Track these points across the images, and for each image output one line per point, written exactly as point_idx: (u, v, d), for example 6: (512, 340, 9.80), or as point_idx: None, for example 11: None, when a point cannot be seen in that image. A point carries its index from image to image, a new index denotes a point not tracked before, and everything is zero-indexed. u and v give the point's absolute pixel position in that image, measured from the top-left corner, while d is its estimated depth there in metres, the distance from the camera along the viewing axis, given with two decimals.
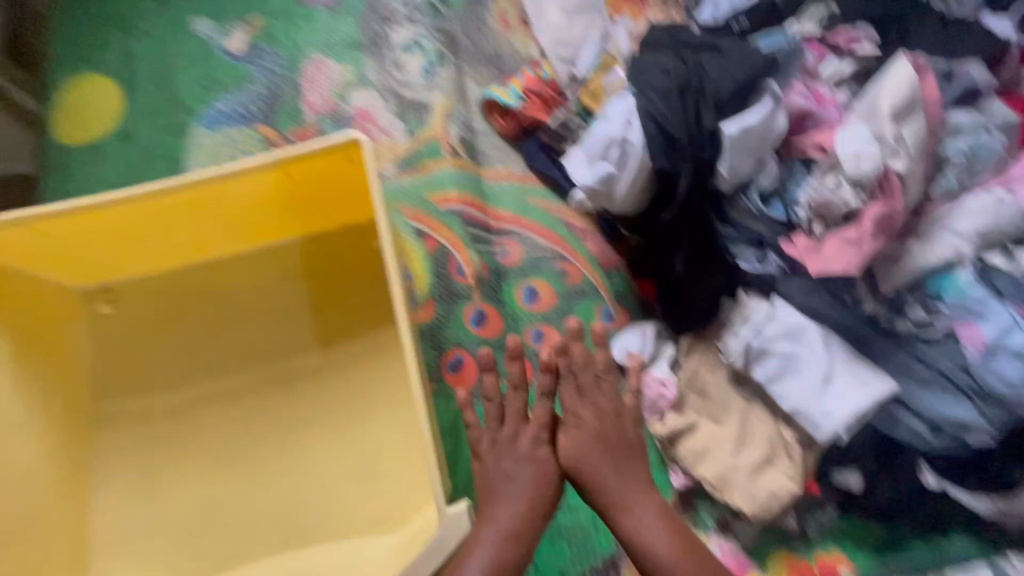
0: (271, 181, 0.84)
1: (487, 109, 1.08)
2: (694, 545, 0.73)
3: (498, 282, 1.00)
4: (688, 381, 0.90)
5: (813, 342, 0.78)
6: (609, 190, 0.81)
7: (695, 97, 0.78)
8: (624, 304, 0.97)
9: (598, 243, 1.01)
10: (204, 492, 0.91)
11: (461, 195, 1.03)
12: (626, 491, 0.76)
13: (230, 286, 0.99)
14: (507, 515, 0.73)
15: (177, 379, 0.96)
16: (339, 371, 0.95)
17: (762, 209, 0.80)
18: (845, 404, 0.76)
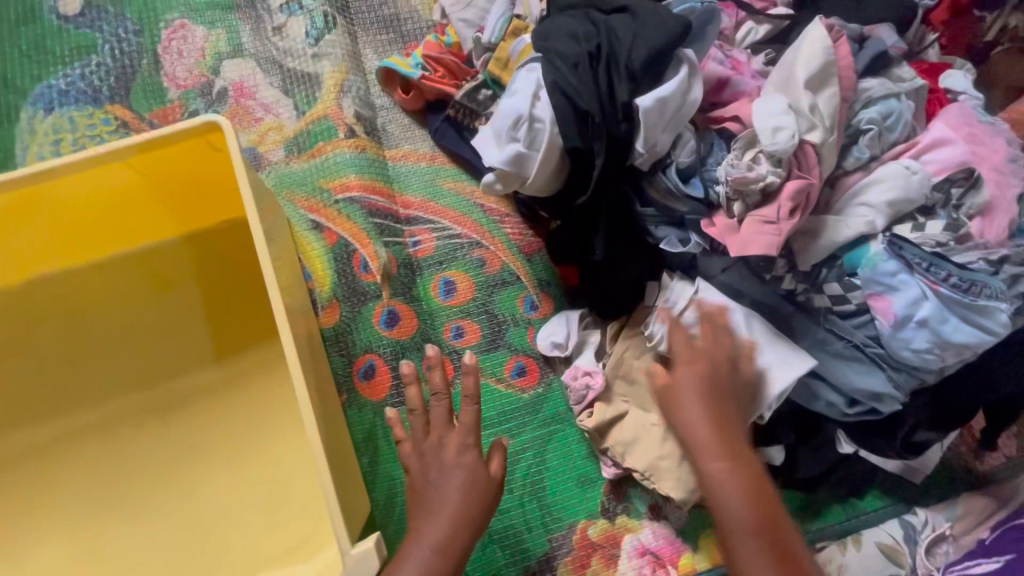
0: (116, 175, 0.70)
1: (386, 79, 0.96)
2: (776, 518, 0.60)
3: (411, 276, 0.91)
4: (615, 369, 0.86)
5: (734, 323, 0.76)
6: (520, 172, 0.73)
7: (607, 67, 0.70)
8: (548, 292, 0.93)
9: (516, 227, 0.95)
10: (77, 542, 0.78)
11: (362, 180, 0.92)
12: (715, 441, 0.65)
13: (90, 300, 0.84)
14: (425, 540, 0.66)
15: (32, 415, 0.81)
16: (234, 389, 0.84)
17: (682, 188, 0.74)
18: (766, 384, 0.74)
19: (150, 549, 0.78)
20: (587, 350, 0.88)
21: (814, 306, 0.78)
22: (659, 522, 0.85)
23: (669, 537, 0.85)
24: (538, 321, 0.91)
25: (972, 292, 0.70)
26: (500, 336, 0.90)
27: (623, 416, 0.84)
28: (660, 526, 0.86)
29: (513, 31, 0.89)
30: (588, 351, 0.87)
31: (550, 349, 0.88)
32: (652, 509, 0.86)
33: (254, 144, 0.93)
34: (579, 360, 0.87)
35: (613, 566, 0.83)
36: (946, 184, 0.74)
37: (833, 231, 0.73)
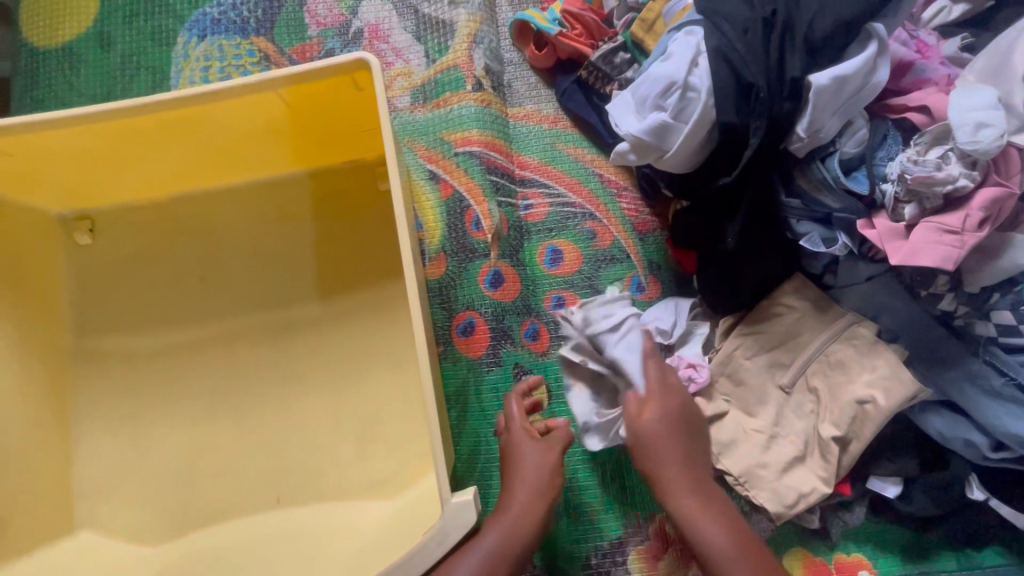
0: (267, 105, 0.72)
1: (520, 34, 0.93)
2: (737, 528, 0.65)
3: (519, 239, 0.89)
4: (723, 367, 0.81)
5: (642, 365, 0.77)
6: (660, 145, 0.68)
7: (781, 36, 0.63)
8: (657, 275, 0.89)
9: (633, 202, 0.90)
10: (192, 441, 0.85)
11: (483, 135, 0.90)
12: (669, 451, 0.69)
13: (223, 222, 0.90)
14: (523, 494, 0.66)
15: (164, 320, 0.88)
16: (339, 325, 0.88)
17: (841, 181, 0.67)
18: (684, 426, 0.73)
19: (254, 461, 0.84)
20: (693, 341, 0.83)
21: (973, 333, 0.71)
22: None
23: None
24: (642, 304, 0.88)
25: None
26: None
27: (723, 415, 0.80)
28: None
29: None
30: (694, 343, 0.82)
31: (651, 332, 0.82)
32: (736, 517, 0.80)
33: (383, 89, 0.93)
34: (683, 351, 0.82)
35: (687, 564, 0.80)
36: None
37: (1018, 251, 0.64)
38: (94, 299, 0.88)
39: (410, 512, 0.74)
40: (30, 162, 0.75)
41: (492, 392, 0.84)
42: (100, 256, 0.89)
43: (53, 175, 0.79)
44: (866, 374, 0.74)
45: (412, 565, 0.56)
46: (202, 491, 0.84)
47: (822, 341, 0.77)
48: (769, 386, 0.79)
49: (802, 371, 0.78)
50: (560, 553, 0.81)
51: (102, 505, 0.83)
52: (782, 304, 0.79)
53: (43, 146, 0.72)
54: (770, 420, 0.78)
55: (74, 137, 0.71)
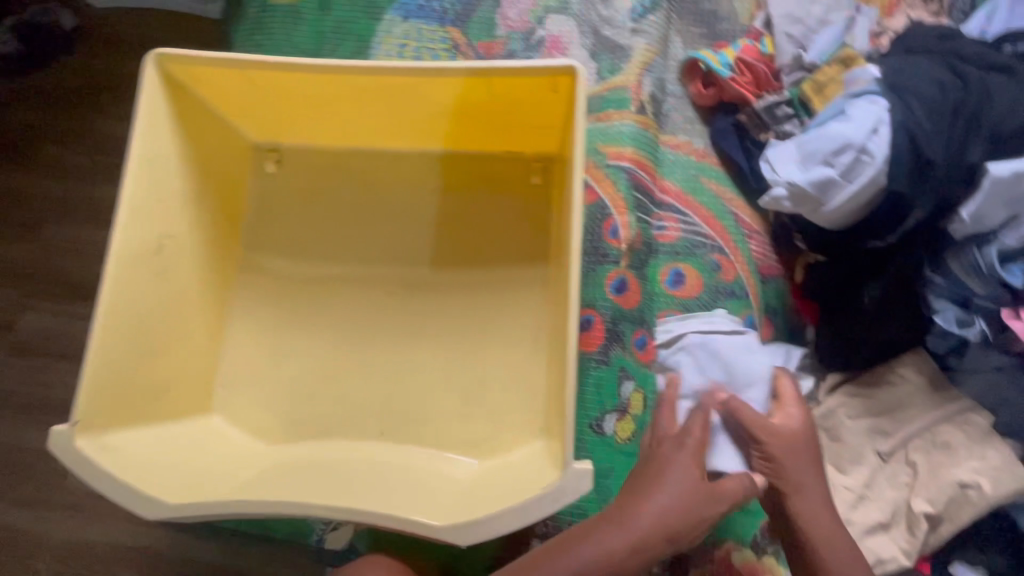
0: (471, 88, 0.82)
1: (689, 71, 1.00)
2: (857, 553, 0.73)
3: (648, 255, 0.95)
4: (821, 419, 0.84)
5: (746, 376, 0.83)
6: (820, 198, 0.73)
7: (967, 123, 0.68)
8: (772, 319, 0.92)
9: (762, 246, 0.95)
10: (320, 363, 0.96)
11: (636, 154, 0.97)
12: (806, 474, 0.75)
13: (388, 181, 1.01)
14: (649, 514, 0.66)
15: (319, 252, 0.99)
16: (467, 293, 0.96)
17: (997, 270, 0.72)
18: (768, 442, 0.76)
19: (369, 394, 0.94)
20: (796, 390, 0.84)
21: None
22: None
23: None
24: None
25: None
26: None
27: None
28: None
29: (841, 58, 0.88)
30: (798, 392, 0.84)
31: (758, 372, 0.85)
32: None
33: None
34: None
35: None
36: None
37: None
38: (266, 220, 1.00)
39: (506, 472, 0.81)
40: (262, 95, 0.87)
41: (594, 388, 0.89)
42: (280, 186, 1.01)
43: (270, 109, 0.92)
44: (973, 461, 0.76)
45: (528, 511, 0.63)
46: (319, 408, 0.94)
47: (929, 417, 0.79)
48: (866, 449, 0.81)
49: (902, 443, 0.80)
50: None
51: (235, 398, 0.94)
52: (895, 374, 0.81)
53: (279, 83, 0.84)
54: (862, 482, 0.80)
55: (304, 81, 0.83)
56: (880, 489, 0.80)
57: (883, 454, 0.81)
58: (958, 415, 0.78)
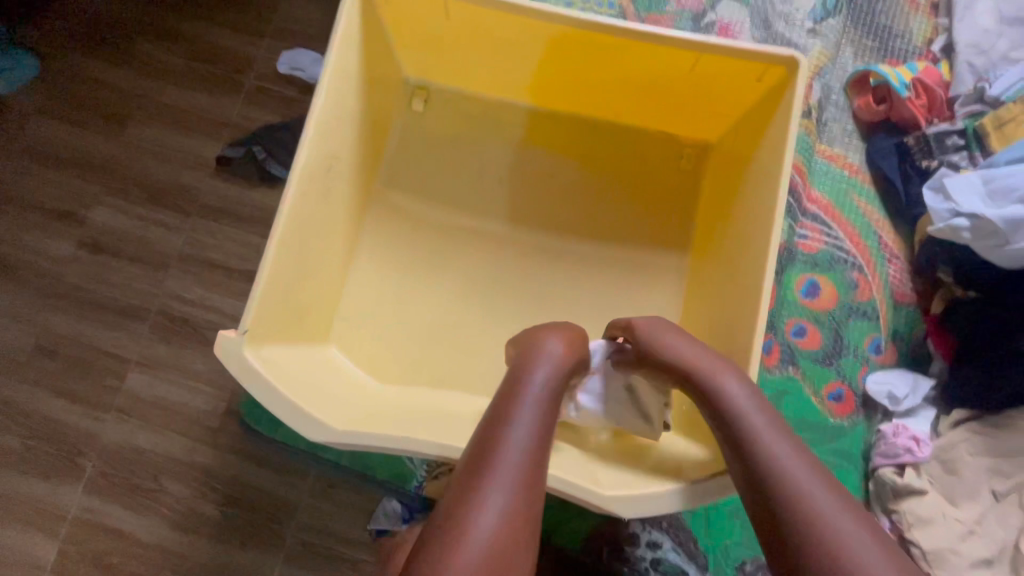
0: (667, 59, 0.81)
1: (856, 83, 0.99)
2: None
3: (787, 262, 0.95)
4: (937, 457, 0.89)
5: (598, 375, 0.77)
6: (1009, 235, 0.75)
7: None
8: (897, 345, 0.93)
9: (900, 273, 0.95)
10: (444, 312, 0.94)
11: (792, 158, 0.96)
12: None
13: (534, 140, 0.99)
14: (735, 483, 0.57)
15: (456, 201, 0.97)
16: (602, 268, 0.95)
17: None
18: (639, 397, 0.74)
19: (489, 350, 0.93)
20: (919, 417, 0.88)
21: None
22: None
23: None
24: (874, 364, 0.93)
25: None
26: (836, 357, 0.93)
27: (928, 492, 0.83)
28: None
29: None
30: (922, 419, 0.88)
31: (880, 394, 0.89)
32: None
33: None
34: (909, 422, 0.88)
35: None
36: None
37: None
38: (406, 158, 0.98)
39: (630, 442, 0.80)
40: (445, 27, 0.86)
41: None
42: (424, 126, 0.99)
43: (442, 43, 0.90)
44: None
45: (697, 493, 0.63)
46: (437, 356, 0.93)
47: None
48: (983, 487, 0.83)
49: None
50: (722, 546, 0.87)
51: (354, 333, 0.93)
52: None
53: (469, 16, 0.82)
54: (975, 517, 0.82)
55: (497, 21, 0.82)
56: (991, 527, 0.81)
57: (1000, 495, 0.82)
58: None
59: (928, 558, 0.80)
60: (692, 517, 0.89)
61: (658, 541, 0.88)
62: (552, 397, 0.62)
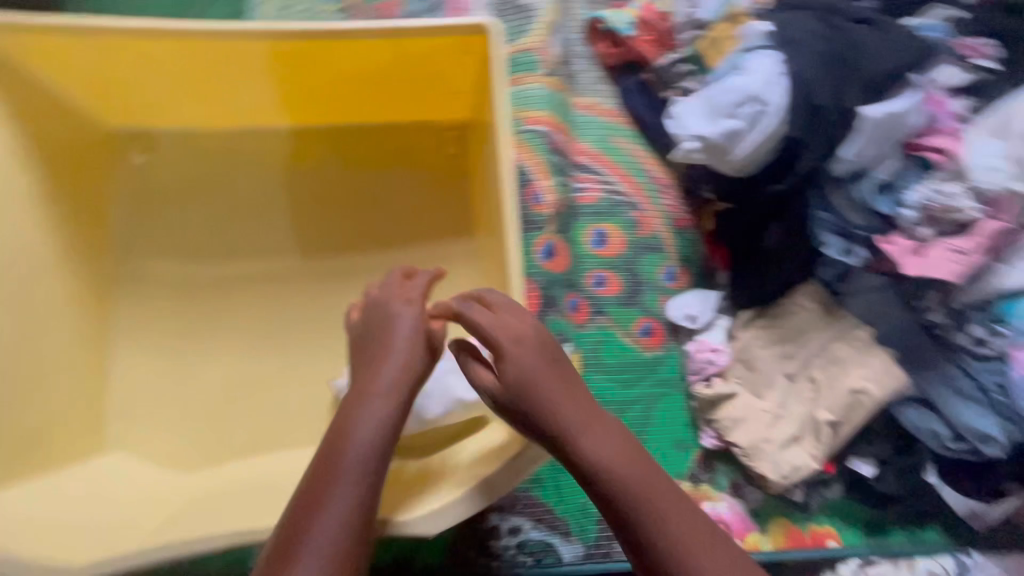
0: (374, 53, 0.77)
1: (590, 31, 1.00)
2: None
3: (570, 218, 0.96)
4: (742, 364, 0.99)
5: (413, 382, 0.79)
6: (729, 146, 0.78)
7: (847, 72, 0.75)
8: (687, 267, 0.98)
9: (675, 199, 0.99)
10: (237, 373, 0.86)
11: (550, 117, 0.96)
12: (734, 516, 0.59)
13: (286, 162, 0.91)
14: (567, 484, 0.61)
15: (220, 250, 0.89)
16: (394, 275, 0.90)
17: (868, 202, 0.80)
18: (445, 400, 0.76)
19: (296, 397, 0.86)
20: (715, 329, 0.94)
21: (950, 341, 0.84)
22: (737, 499, 0.93)
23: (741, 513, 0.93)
24: (672, 291, 0.97)
25: None
26: (637, 295, 0.96)
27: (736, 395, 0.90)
28: (737, 503, 0.94)
29: (729, 12, 0.92)
30: (717, 330, 0.94)
31: (680, 318, 0.95)
32: (732, 486, 0.94)
33: None
34: (704, 336, 0.93)
35: None
36: None
37: (997, 278, 0.78)
38: (147, 219, 0.88)
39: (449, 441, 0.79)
40: (120, 66, 0.76)
41: None
42: (155, 178, 0.88)
43: (130, 84, 0.80)
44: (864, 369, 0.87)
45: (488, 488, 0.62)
46: (240, 422, 0.85)
47: (826, 335, 0.90)
48: (778, 373, 0.91)
49: (807, 363, 0.91)
50: (579, 506, 0.89)
51: (136, 427, 0.82)
52: (795, 304, 0.91)
53: (146, 49, 0.73)
54: (777, 403, 0.90)
55: (167, 47, 0.73)
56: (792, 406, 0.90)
57: (792, 375, 0.91)
58: (848, 331, 0.89)
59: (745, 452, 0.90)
60: (542, 489, 0.89)
61: (519, 525, 0.88)
62: (375, 455, 0.59)
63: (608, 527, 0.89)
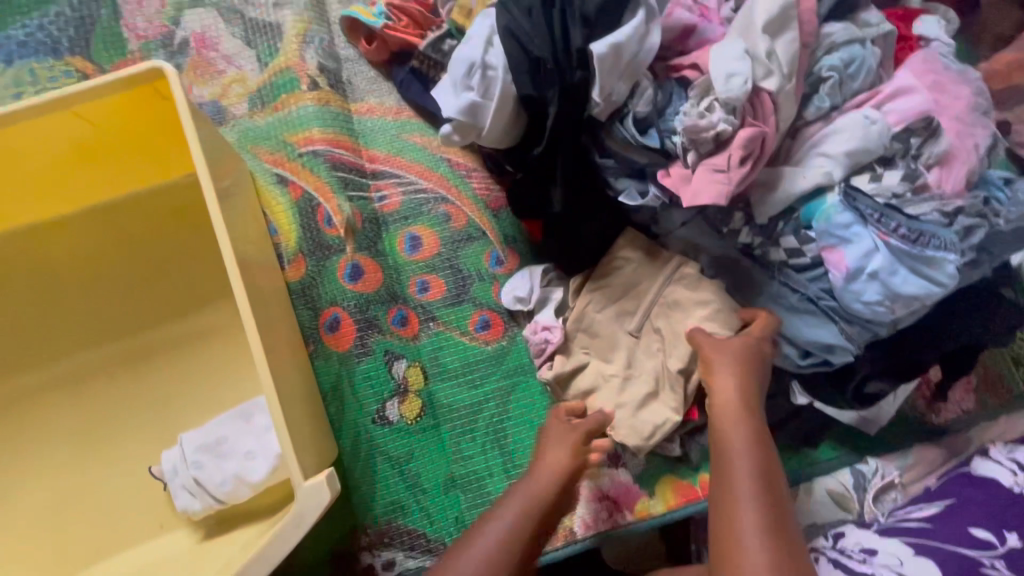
0: (66, 127, 0.69)
1: (349, 29, 0.94)
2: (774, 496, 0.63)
3: (377, 231, 0.91)
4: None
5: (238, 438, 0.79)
6: (475, 122, 0.73)
7: (562, 10, 0.69)
8: (513, 248, 0.93)
9: (483, 181, 0.94)
10: (57, 487, 0.81)
11: (326, 134, 0.91)
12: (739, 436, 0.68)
13: (55, 256, 0.84)
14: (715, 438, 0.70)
15: (11, 365, 0.84)
16: (201, 341, 0.85)
17: (638, 139, 0.73)
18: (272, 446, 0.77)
19: (126, 491, 0.81)
20: (548, 306, 0.87)
21: (769, 259, 0.77)
22: (616, 469, 0.89)
23: (625, 483, 0.89)
24: (502, 276, 0.92)
25: (920, 242, 0.69)
26: (465, 291, 0.91)
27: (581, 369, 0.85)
28: (618, 474, 0.89)
29: None
30: (549, 307, 0.87)
31: (511, 302, 0.88)
32: (610, 458, 0.90)
33: (217, 98, 0.92)
34: (539, 316, 0.87)
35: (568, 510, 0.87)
36: (905, 134, 0.71)
37: (790, 182, 0.72)
38: None
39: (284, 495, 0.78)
40: None
41: (366, 382, 0.86)
42: None
43: None
44: (698, 306, 0.81)
45: (273, 551, 0.59)
46: (71, 536, 0.80)
47: (655, 280, 0.85)
48: (620, 333, 0.86)
49: (647, 315, 0.85)
50: (453, 521, 0.84)
51: None
52: (616, 257, 0.86)
53: None
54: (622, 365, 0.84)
55: None
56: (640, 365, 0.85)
57: (636, 331, 0.85)
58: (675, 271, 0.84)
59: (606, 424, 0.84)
60: (413, 518, 0.84)
61: (391, 558, 0.82)
62: None
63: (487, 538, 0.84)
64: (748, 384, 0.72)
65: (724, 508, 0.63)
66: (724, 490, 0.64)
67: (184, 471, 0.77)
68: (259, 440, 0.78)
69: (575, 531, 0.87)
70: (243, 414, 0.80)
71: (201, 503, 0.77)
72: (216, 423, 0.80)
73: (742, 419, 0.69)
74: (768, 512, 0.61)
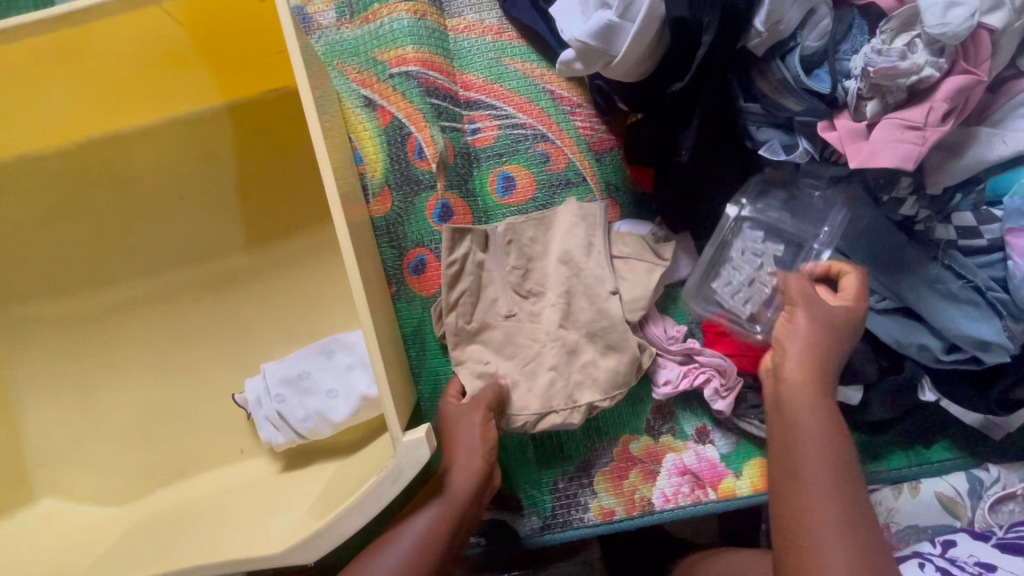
0: (157, 24, 0.63)
1: None
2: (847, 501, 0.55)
3: (467, 167, 0.83)
4: None
5: (322, 377, 0.76)
6: (608, 48, 0.62)
7: None
8: (615, 198, 0.83)
9: (589, 119, 0.83)
10: (144, 403, 0.82)
11: (420, 53, 0.81)
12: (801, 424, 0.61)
13: (140, 168, 0.81)
14: (779, 427, 0.63)
15: (93, 278, 0.82)
16: (284, 269, 0.82)
17: (801, 79, 0.61)
18: (356, 389, 0.74)
19: (209, 413, 0.81)
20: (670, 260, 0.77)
21: (933, 237, 0.68)
22: (703, 444, 0.83)
23: (713, 461, 0.83)
24: None
25: None
26: None
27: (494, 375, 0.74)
28: (705, 449, 0.83)
29: None
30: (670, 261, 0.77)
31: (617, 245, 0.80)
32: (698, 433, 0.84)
33: (304, 4, 0.83)
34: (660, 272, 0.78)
35: (650, 481, 0.83)
36: None
37: (983, 146, 0.61)
38: (9, 261, 0.81)
39: (364, 438, 0.76)
40: None
41: None
42: (13, 214, 0.81)
43: None
44: (598, 266, 0.75)
45: (368, 506, 0.55)
46: (157, 451, 0.81)
47: (498, 260, 0.77)
48: (491, 317, 0.77)
49: (487, 307, 0.77)
50: (532, 470, 0.84)
51: (58, 473, 0.80)
52: (463, 263, 0.76)
53: None
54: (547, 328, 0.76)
55: None
56: (545, 328, 0.75)
57: (508, 315, 0.77)
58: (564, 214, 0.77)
59: (556, 378, 0.74)
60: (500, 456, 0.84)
61: None
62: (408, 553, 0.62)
63: (563, 495, 0.83)
64: (818, 405, 0.62)
65: (788, 508, 0.57)
66: (788, 494, 0.58)
67: (264, 404, 0.76)
68: (343, 383, 0.75)
69: (653, 503, 0.82)
70: (333, 351, 0.77)
71: (284, 437, 0.75)
72: (298, 357, 0.78)
73: (811, 404, 0.62)
74: (848, 515, 0.54)
